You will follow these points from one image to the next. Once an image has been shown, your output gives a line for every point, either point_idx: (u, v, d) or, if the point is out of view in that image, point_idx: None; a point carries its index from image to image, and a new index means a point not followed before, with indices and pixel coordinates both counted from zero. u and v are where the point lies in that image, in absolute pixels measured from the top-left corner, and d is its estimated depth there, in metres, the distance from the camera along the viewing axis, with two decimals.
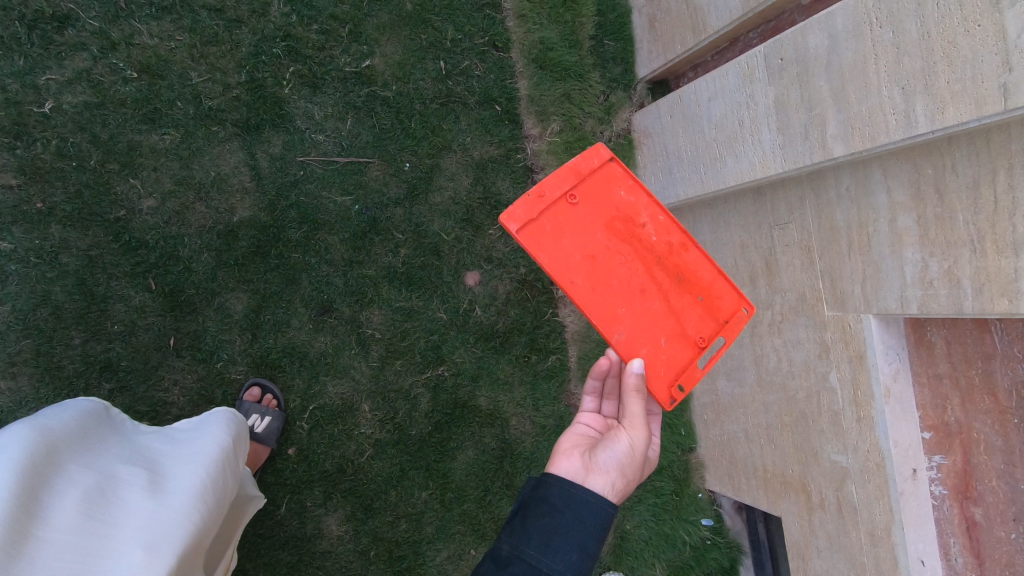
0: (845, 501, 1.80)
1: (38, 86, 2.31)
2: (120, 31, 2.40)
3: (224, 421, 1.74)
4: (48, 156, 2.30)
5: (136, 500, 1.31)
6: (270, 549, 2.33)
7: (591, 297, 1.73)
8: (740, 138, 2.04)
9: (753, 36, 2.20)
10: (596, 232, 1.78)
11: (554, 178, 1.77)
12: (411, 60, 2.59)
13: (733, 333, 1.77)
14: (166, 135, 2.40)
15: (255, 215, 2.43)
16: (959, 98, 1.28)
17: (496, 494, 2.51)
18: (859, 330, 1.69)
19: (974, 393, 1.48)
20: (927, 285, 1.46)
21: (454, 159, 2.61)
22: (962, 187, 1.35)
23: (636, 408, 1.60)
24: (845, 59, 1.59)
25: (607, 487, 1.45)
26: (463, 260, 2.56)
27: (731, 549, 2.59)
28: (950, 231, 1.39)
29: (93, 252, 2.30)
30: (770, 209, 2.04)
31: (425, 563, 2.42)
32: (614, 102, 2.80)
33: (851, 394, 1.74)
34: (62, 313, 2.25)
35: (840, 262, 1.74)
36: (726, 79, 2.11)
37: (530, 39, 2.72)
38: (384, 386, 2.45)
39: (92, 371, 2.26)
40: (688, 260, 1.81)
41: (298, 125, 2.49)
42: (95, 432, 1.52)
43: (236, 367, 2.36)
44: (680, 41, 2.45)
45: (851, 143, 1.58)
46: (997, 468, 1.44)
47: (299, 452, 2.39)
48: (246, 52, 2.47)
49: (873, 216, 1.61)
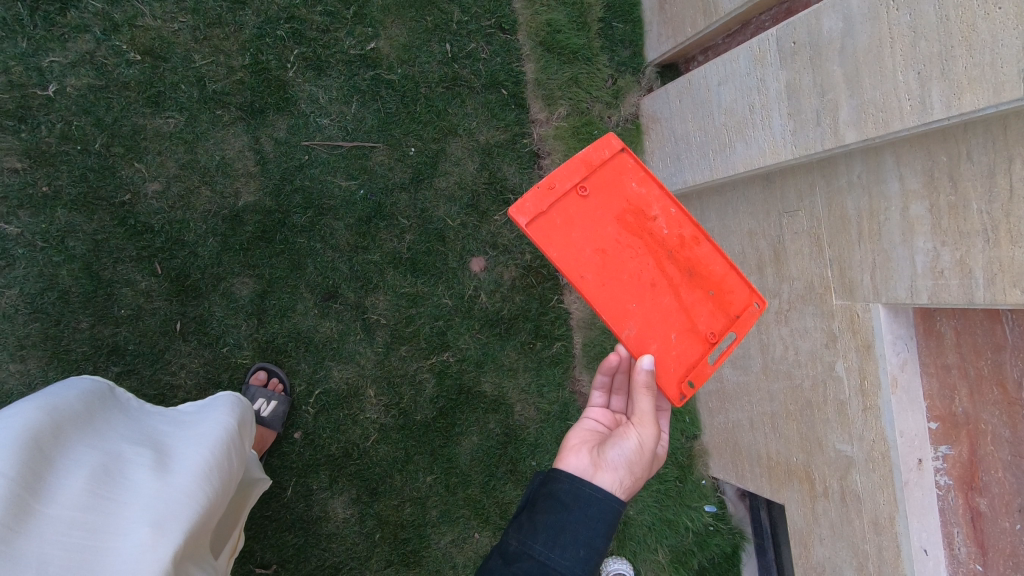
0: (849, 490, 1.80)
1: (41, 68, 2.30)
2: (123, 12, 2.37)
3: (229, 403, 1.75)
4: (52, 139, 2.29)
5: (141, 479, 1.33)
6: (277, 532, 2.36)
7: (601, 292, 1.72)
8: (750, 124, 2.01)
9: (765, 18, 2.16)
10: (606, 226, 1.76)
11: (564, 169, 1.75)
12: (416, 43, 2.56)
13: (745, 328, 1.76)
14: (170, 118, 2.39)
15: (260, 200, 2.42)
16: (977, 83, 1.25)
17: (500, 479, 2.52)
18: (867, 320, 1.67)
19: (982, 384, 1.46)
20: (938, 274, 1.44)
21: (459, 144, 2.58)
22: (977, 176, 1.33)
23: (646, 405, 1.60)
24: (860, 43, 1.56)
25: (615, 484, 1.44)
26: (468, 246, 2.55)
27: (733, 536, 2.60)
28: (963, 219, 1.37)
29: (99, 236, 2.31)
30: (779, 196, 2.01)
31: (429, 547, 2.45)
32: (622, 86, 2.76)
33: (858, 384, 1.73)
34: (70, 297, 2.27)
35: (849, 251, 1.72)
36: (737, 63, 2.07)
37: (537, 22, 2.68)
38: (389, 372, 2.46)
39: (100, 354, 2.27)
40: (699, 254, 1.79)
41: (302, 109, 2.47)
42: (101, 412, 1.53)
43: (242, 352, 2.37)
44: (691, 23, 2.40)
45: (864, 130, 1.54)
46: (1004, 459, 1.43)
47: (305, 436, 2.41)
48: (250, 34, 2.44)
49: (884, 204, 1.58)
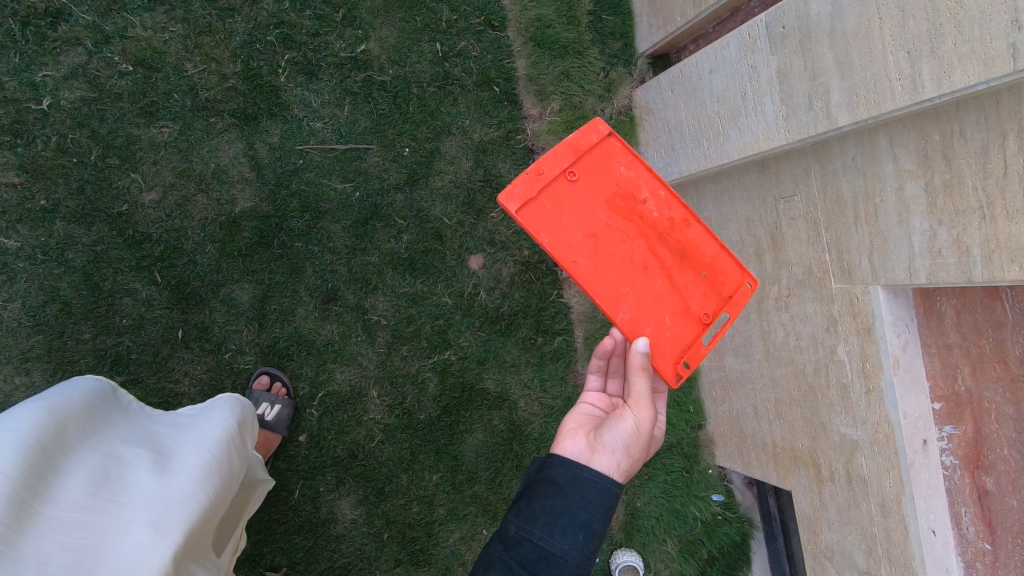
0: (855, 473, 1.80)
1: (34, 83, 2.32)
2: (114, 24, 2.38)
3: (230, 403, 1.75)
4: (48, 153, 2.31)
5: (140, 479, 1.33)
6: (286, 534, 2.37)
7: (594, 276, 1.72)
8: (743, 110, 2.00)
9: (754, 4, 2.16)
10: (597, 210, 1.77)
11: (553, 155, 1.75)
12: (406, 44, 2.56)
13: (738, 308, 1.76)
14: (164, 128, 2.40)
15: (257, 205, 2.43)
16: (967, 60, 1.24)
17: (506, 475, 2.53)
18: (866, 302, 1.67)
19: (984, 362, 1.46)
20: (936, 254, 1.43)
21: (453, 142, 2.59)
22: (971, 153, 1.32)
23: (642, 387, 1.60)
24: (849, 25, 1.55)
25: (612, 467, 1.45)
26: (465, 245, 2.56)
27: (742, 524, 2.60)
28: (959, 197, 1.36)
29: (98, 247, 2.32)
30: (775, 181, 2.00)
31: (437, 544, 2.46)
32: (614, 78, 2.77)
33: (860, 367, 1.72)
34: (71, 308, 2.28)
35: (846, 233, 1.71)
36: (727, 50, 2.07)
37: (526, 17, 2.68)
38: (392, 372, 2.47)
39: (103, 364, 2.29)
40: (690, 236, 1.79)
41: (295, 113, 2.48)
42: (104, 414, 1.54)
43: (245, 357, 2.39)
44: (680, 12, 2.40)
45: (856, 111, 1.54)
46: (1009, 437, 1.42)
47: (310, 439, 2.42)
48: (240, 41, 2.46)
49: (879, 185, 1.58)
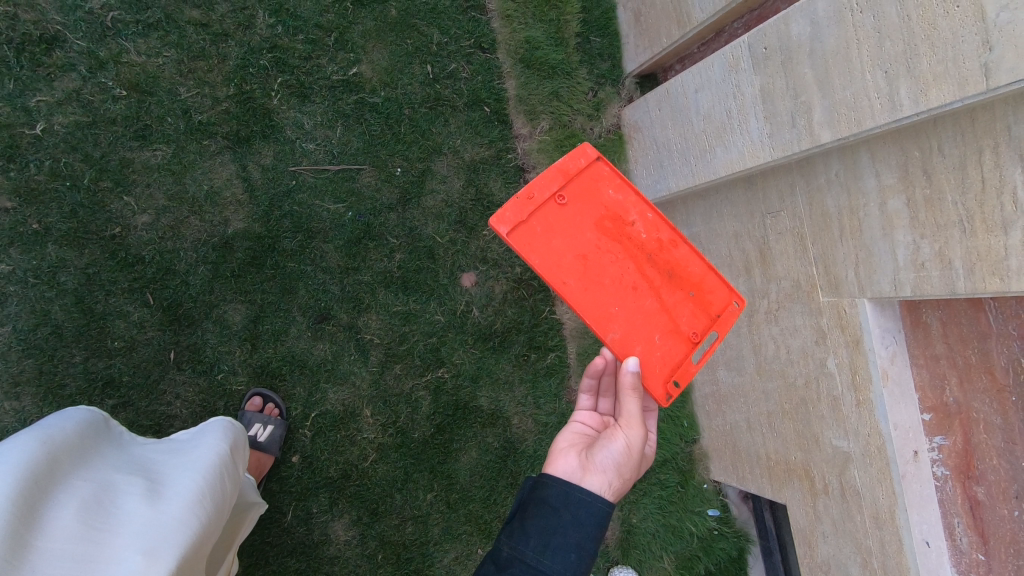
0: (848, 485, 1.81)
1: (28, 108, 2.33)
2: (108, 50, 2.41)
3: (223, 427, 1.75)
4: (40, 177, 2.32)
5: (134, 507, 1.33)
6: (279, 557, 2.34)
7: (584, 296, 1.74)
8: (728, 128, 2.04)
9: (738, 26, 2.21)
10: (587, 232, 1.79)
11: (542, 179, 1.77)
12: (398, 66, 2.61)
13: (726, 327, 1.78)
14: (157, 151, 2.42)
15: (250, 226, 2.44)
16: (942, 79, 1.28)
17: (501, 493, 2.52)
18: (854, 315, 1.69)
19: (971, 372, 1.48)
20: (919, 266, 1.46)
21: (444, 162, 2.62)
22: (948, 168, 1.36)
23: (633, 407, 1.61)
24: (828, 45, 1.60)
25: (604, 486, 1.45)
26: (458, 262, 2.57)
27: (738, 539, 2.60)
28: (939, 212, 1.39)
29: (89, 270, 2.32)
30: (762, 198, 2.04)
31: (433, 565, 2.43)
32: (603, 98, 2.82)
33: (850, 379, 1.74)
34: (62, 331, 2.27)
35: (832, 247, 1.74)
36: (712, 70, 2.12)
37: (515, 39, 2.73)
38: (385, 391, 2.47)
39: (94, 388, 2.27)
40: (678, 257, 1.81)
41: (287, 135, 2.51)
42: (95, 444, 1.54)
43: (237, 378, 2.38)
44: (665, 34, 2.45)
45: (838, 128, 1.58)
46: (997, 446, 1.44)
47: (303, 460, 2.40)
48: (233, 65, 2.49)
49: (862, 200, 1.61)
